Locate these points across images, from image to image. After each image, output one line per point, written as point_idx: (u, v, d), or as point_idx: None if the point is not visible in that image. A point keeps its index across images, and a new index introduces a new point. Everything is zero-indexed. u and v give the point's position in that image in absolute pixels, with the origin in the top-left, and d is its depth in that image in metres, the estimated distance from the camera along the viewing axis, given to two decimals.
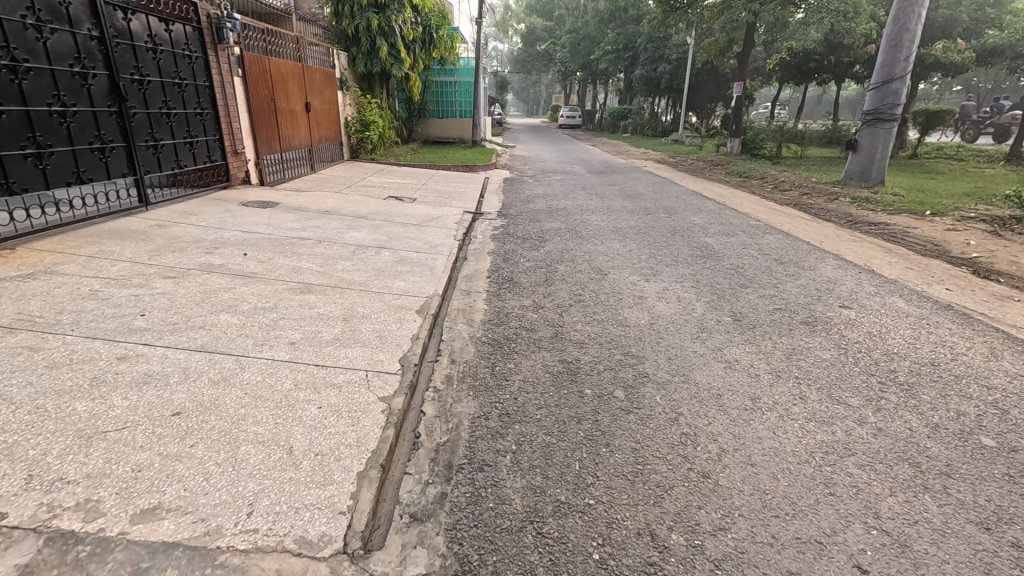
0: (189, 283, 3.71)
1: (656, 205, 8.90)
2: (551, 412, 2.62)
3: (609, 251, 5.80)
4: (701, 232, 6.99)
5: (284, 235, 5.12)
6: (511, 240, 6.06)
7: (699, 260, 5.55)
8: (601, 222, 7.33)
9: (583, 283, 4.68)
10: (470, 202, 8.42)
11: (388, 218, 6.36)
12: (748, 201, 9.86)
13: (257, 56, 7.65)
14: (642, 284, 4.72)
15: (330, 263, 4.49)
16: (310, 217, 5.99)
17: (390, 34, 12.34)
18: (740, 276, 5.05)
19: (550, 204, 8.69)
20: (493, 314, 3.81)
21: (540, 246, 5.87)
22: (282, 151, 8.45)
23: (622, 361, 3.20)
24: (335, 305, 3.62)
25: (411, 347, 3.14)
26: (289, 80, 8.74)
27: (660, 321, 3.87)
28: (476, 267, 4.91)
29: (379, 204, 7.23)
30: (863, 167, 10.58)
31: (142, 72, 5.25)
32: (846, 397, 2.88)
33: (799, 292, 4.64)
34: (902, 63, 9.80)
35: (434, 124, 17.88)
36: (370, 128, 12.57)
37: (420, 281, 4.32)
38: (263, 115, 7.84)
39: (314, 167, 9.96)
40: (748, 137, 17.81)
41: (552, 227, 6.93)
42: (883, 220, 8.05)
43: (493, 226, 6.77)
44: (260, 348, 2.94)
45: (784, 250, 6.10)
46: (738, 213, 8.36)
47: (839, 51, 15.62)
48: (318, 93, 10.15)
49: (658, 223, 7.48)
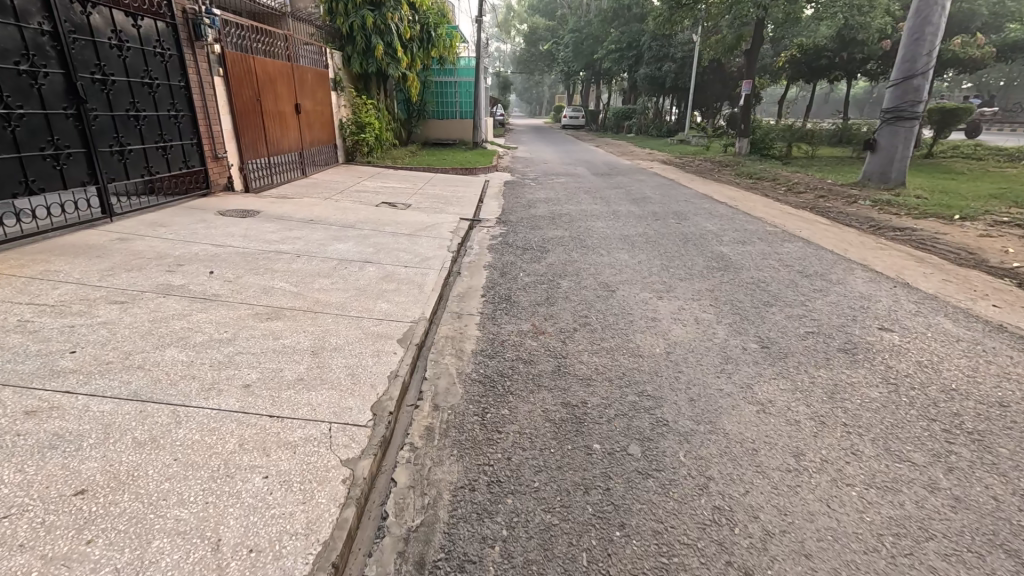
0: (139, 308, 3.25)
1: (664, 210, 8.42)
2: (552, 478, 2.15)
3: (616, 263, 5.33)
4: (714, 240, 6.50)
5: (259, 249, 4.66)
6: (510, 250, 5.60)
7: (715, 273, 5.07)
8: (607, 229, 6.86)
9: (587, 302, 4.21)
10: (468, 207, 7.96)
11: (377, 227, 5.90)
12: (761, 204, 9.38)
13: (241, 55, 7.20)
14: (654, 302, 4.24)
15: (307, 281, 4.04)
16: (292, 227, 5.54)
17: (386, 32, 11.89)
18: (762, 292, 4.57)
19: (552, 209, 8.23)
20: (487, 342, 3.34)
21: (541, 257, 5.41)
22: (269, 155, 8.00)
23: (636, 404, 2.72)
24: (304, 335, 3.15)
25: (388, 390, 2.67)
26: (277, 80, 8.30)
27: (676, 349, 3.39)
28: (470, 284, 4.44)
29: (370, 212, 6.77)
30: (882, 168, 10.06)
31: (105, 71, 4.80)
32: (907, 452, 2.40)
33: (830, 311, 4.15)
34: (924, 58, 9.28)
35: (434, 125, 17.43)
36: (366, 130, 12.11)
37: (405, 302, 3.84)
38: (247, 117, 7.40)
39: (305, 171, 9.51)
40: (757, 137, 17.28)
41: (554, 235, 6.45)
42: (908, 225, 7.54)
43: (492, 234, 6.31)
44: (205, 394, 2.46)
45: (807, 260, 5.61)
46: (753, 218, 7.88)
47: (851, 48, 15.08)
48: (310, 94, 9.70)
49: (668, 230, 6.99)
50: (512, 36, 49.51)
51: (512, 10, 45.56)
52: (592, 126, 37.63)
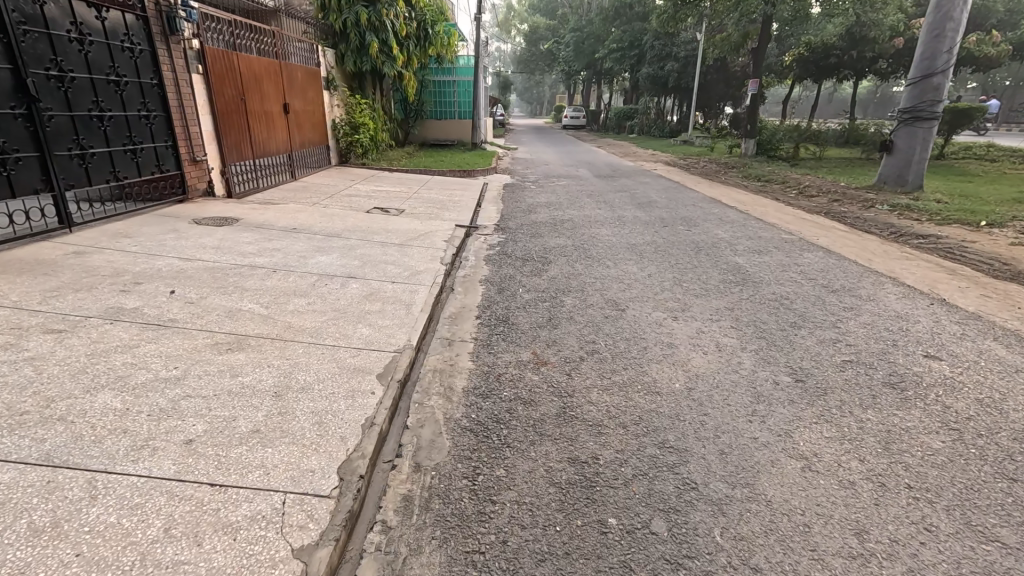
0: (79, 338, 2.81)
1: (672, 215, 7.99)
2: (558, 571, 1.71)
3: (624, 276, 4.89)
4: (728, 249, 6.07)
5: (231, 263, 4.23)
6: (509, 262, 5.17)
7: (733, 288, 4.64)
8: (612, 237, 6.44)
9: (594, 324, 3.77)
10: (465, 213, 7.53)
11: (366, 237, 5.46)
12: (772, 209, 8.95)
13: (224, 51, 6.77)
14: (668, 324, 3.80)
15: (280, 302, 3.60)
16: (271, 236, 5.10)
17: (381, 29, 11.45)
18: (786, 311, 4.13)
19: (553, 214, 7.79)
20: (481, 377, 2.90)
21: (542, 269, 4.98)
22: (254, 157, 7.57)
23: (657, 460, 2.28)
24: (269, 371, 2.71)
25: (361, 445, 2.23)
26: (264, 79, 7.87)
27: (699, 384, 2.95)
28: (464, 303, 3.99)
29: (359, 219, 6.34)
30: (899, 170, 9.62)
31: (63, 66, 4.37)
32: (994, 529, 1.94)
33: (866, 335, 3.71)
34: (945, 55, 8.83)
35: (432, 125, 16.99)
36: (360, 130, 11.65)
37: (390, 327, 3.40)
38: (231, 118, 6.97)
39: (294, 174, 9.06)
40: (764, 138, 16.84)
41: (556, 244, 6.02)
42: (931, 232, 7.11)
43: (489, 244, 5.88)
44: (135, 455, 2.02)
45: (830, 273, 5.18)
46: (766, 224, 7.45)
47: (862, 46, 14.64)
48: (299, 93, 9.27)
49: (678, 238, 6.57)
50: (512, 36, 49.11)
51: (513, 10, 45.12)
52: (593, 126, 37.18)
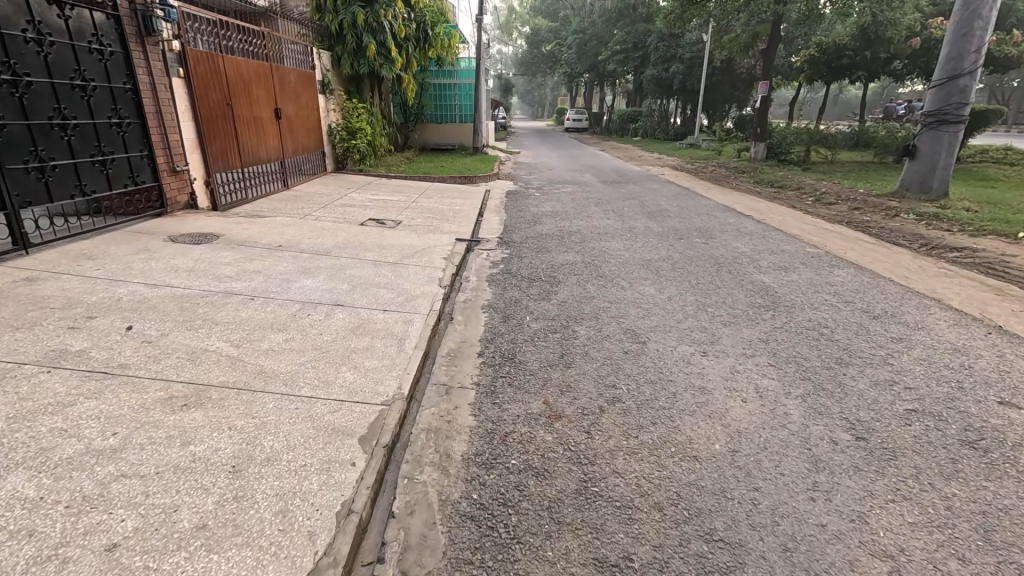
0: (4, 394, 2.35)
1: (686, 226, 7.53)
2: None
3: (642, 299, 4.43)
4: (751, 266, 5.60)
5: (203, 290, 3.77)
6: (514, 283, 4.71)
7: (763, 314, 4.17)
8: (625, 251, 5.98)
9: (613, 361, 3.30)
10: (466, 224, 7.07)
11: (357, 255, 5.01)
12: (790, 218, 8.48)
13: (209, 54, 6.33)
14: (697, 362, 3.34)
15: (253, 340, 3.14)
16: (254, 255, 4.65)
17: (379, 31, 11.01)
18: (828, 343, 3.66)
19: (560, 225, 7.34)
20: (484, 440, 2.43)
21: (551, 292, 4.52)
22: (243, 166, 7.14)
23: (707, 564, 1.81)
24: (229, 437, 2.24)
25: (334, 545, 1.77)
26: (253, 83, 7.44)
27: (744, 446, 2.48)
28: (464, 337, 3.53)
29: (352, 233, 5.89)
30: (923, 177, 9.15)
31: (17, 69, 3.95)
32: None
33: (925, 374, 3.23)
34: (973, 55, 8.36)
35: (432, 129, 16.56)
36: (357, 135, 11.19)
37: (379, 371, 2.94)
38: (217, 125, 6.53)
39: (286, 182, 8.63)
40: (774, 141, 16.37)
41: (564, 260, 5.56)
42: (966, 245, 6.63)
43: (492, 261, 5.42)
44: (35, 572, 1.56)
45: (867, 295, 4.72)
46: (787, 236, 6.98)
47: (876, 46, 14.15)
48: (293, 98, 8.84)
49: (695, 252, 6.10)
50: (513, 37, 48.69)
51: (514, 11, 44.62)
52: (596, 128, 36.72)
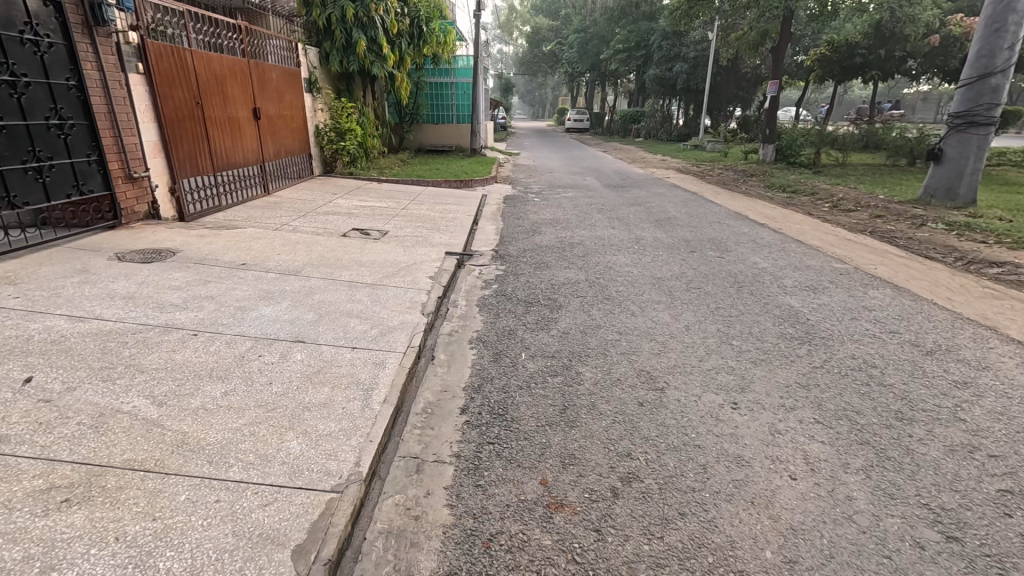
0: None
1: (697, 236, 6.95)
2: None
3: (656, 329, 3.84)
4: (774, 285, 5.00)
5: (138, 324, 3.18)
6: (508, 308, 4.12)
7: (798, 350, 3.58)
8: (633, 267, 5.39)
9: (625, 418, 2.71)
10: (458, 235, 6.48)
11: (331, 274, 4.42)
12: (808, 227, 7.89)
13: (173, 48, 5.76)
14: (728, 418, 2.74)
15: (183, 394, 2.53)
16: (209, 277, 4.06)
17: (369, 26, 10.42)
18: (881, 390, 3.07)
19: (561, 235, 6.76)
20: (461, 550, 1.84)
21: (550, 321, 3.93)
22: (215, 171, 6.56)
23: None
24: (111, 556, 1.64)
25: None
26: (229, 79, 6.88)
27: (802, 553, 1.89)
28: (446, 384, 2.93)
29: (329, 246, 5.30)
30: (949, 182, 8.56)
31: None
32: None
33: (1010, 437, 2.63)
34: (1006, 52, 7.77)
35: (428, 130, 15.98)
36: (346, 137, 10.56)
37: (334, 441, 2.33)
38: (184, 126, 5.97)
39: (267, 187, 8.04)
40: (783, 142, 15.78)
41: (566, 278, 4.98)
42: (1005, 259, 6.05)
43: (484, 280, 4.83)
44: None
45: (911, 323, 4.12)
46: (809, 249, 6.40)
47: (891, 44, 13.56)
48: (275, 96, 8.28)
49: (710, 268, 5.51)
50: (513, 37, 48.13)
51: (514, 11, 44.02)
52: (596, 129, 36.11)
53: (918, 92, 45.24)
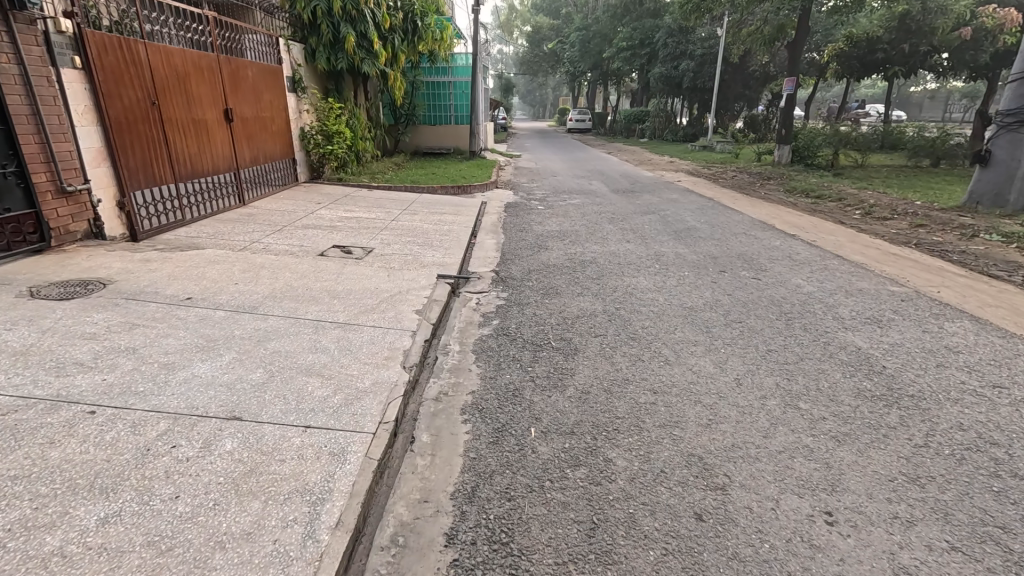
0: None
1: (724, 251, 6.16)
2: None
3: (699, 387, 3.03)
4: (828, 316, 4.19)
5: (15, 399, 2.37)
6: (512, 356, 3.32)
7: (887, 418, 2.76)
8: (657, 294, 4.59)
9: (684, 548, 1.90)
10: (453, 252, 5.69)
11: (295, 311, 3.62)
12: (844, 238, 7.09)
13: (122, 38, 4.99)
14: (828, 544, 1.93)
15: (36, 530, 1.72)
16: (138, 318, 3.26)
17: (359, 20, 9.62)
18: (1021, 486, 2.25)
19: (570, 252, 5.96)
20: None
21: (565, 375, 3.12)
22: (178, 181, 5.79)
23: None
24: None
25: None
26: (195, 77, 6.11)
27: None
28: (428, 489, 2.13)
29: (300, 270, 4.51)
30: (997, 188, 7.78)
31: None
32: None
33: None
34: None
35: (425, 132, 15.19)
36: (335, 140, 9.73)
37: None
38: (138, 129, 5.20)
39: (243, 197, 7.25)
40: (800, 143, 14.96)
41: (579, 309, 4.18)
42: None
43: (483, 314, 4.03)
44: None
45: (1015, 372, 3.30)
46: (853, 267, 5.60)
47: (915, 38, 12.75)
48: (252, 96, 7.49)
49: (747, 293, 4.71)
50: (513, 37, 47.37)
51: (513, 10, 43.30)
52: (598, 129, 35.30)
53: (925, 91, 44.42)
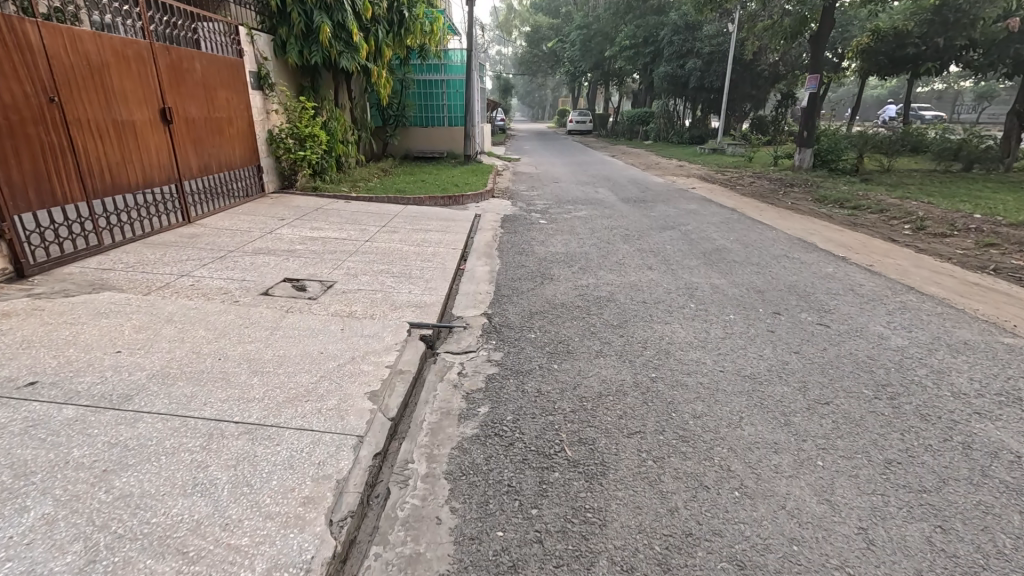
0: None
1: (769, 282, 5.00)
2: None
3: (810, 556, 1.85)
4: (946, 392, 3.03)
5: None
6: (506, 487, 2.14)
7: None
8: (702, 354, 3.42)
9: None
10: (435, 287, 4.53)
11: (186, 404, 2.45)
12: (905, 262, 5.94)
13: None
14: None
15: None
16: None
17: (335, 9, 8.45)
18: None
19: (580, 284, 4.79)
20: None
21: (590, 529, 1.95)
22: (90, 198, 4.62)
23: None
24: None
25: None
26: (116, 69, 4.94)
27: None
28: None
29: (223, 323, 3.35)
30: None
31: None
32: None
33: None
34: None
35: (415, 134, 14.02)
36: (308, 145, 8.56)
37: None
38: (28, 133, 4.04)
39: (189, 213, 6.08)
40: (823, 145, 13.81)
41: (602, 383, 3.01)
42: None
43: (467, 394, 2.86)
44: None
45: None
46: (940, 306, 4.44)
47: (952, 32, 11.64)
48: (201, 94, 6.32)
49: (820, 350, 3.55)
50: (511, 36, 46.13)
51: None
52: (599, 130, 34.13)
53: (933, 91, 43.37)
